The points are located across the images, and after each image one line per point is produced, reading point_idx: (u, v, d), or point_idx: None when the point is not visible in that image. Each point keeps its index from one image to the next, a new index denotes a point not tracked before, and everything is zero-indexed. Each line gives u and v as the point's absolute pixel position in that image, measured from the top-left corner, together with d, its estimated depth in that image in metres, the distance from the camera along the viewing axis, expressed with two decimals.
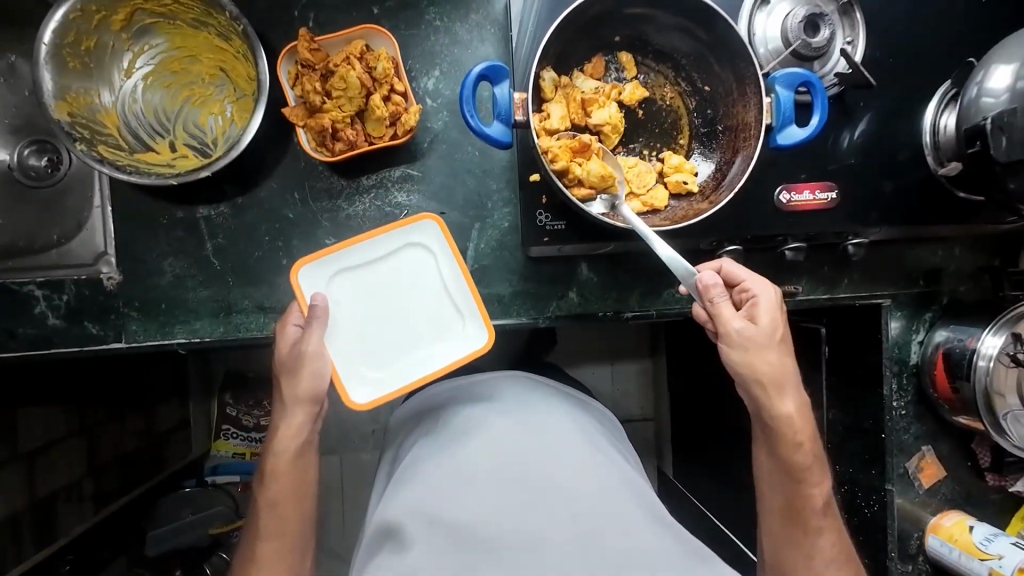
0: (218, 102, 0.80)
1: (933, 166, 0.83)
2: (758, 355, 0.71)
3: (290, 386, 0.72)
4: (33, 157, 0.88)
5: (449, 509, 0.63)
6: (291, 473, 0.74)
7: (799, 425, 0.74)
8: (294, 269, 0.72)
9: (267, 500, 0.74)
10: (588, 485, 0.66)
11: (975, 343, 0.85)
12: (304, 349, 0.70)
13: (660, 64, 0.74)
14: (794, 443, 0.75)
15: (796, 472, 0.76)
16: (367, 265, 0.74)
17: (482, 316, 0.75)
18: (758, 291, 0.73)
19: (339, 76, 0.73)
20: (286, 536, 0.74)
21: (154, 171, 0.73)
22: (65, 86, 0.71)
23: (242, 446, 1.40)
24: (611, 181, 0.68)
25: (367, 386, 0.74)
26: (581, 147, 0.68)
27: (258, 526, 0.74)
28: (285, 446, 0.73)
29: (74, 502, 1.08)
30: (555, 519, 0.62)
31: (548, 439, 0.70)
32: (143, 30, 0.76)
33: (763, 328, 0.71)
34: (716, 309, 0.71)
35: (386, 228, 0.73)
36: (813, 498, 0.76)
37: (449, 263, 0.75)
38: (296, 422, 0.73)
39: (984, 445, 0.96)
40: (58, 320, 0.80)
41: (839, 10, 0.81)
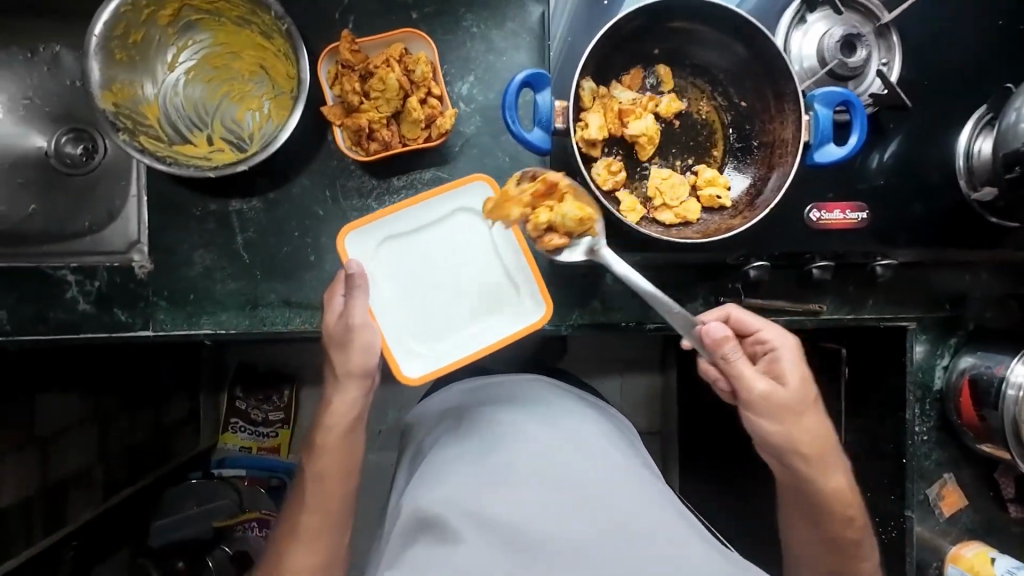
0: (256, 99, 0.82)
1: (965, 190, 0.82)
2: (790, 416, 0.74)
3: (341, 360, 0.74)
4: (70, 145, 0.90)
5: (489, 505, 0.62)
6: (339, 451, 0.77)
7: (847, 500, 0.79)
8: (341, 236, 0.74)
9: (314, 472, 0.77)
10: (627, 486, 0.66)
11: (1003, 371, 0.84)
12: (352, 321, 0.71)
13: (696, 78, 0.74)
14: (847, 520, 0.79)
15: (842, 551, 0.80)
16: (414, 233, 0.76)
17: (539, 289, 0.76)
18: (778, 343, 0.75)
19: (379, 78, 0.74)
20: (329, 510, 0.76)
21: (193, 163, 0.75)
22: (111, 77, 0.72)
23: (249, 440, 1.42)
24: (588, 222, 0.68)
25: (416, 360, 0.75)
26: (547, 188, 0.69)
27: (302, 497, 0.77)
28: (336, 421, 0.77)
29: (85, 490, 1.08)
30: (597, 522, 0.61)
31: (579, 441, 0.71)
32: (188, 26, 0.78)
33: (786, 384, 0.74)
34: (732, 362, 0.72)
35: (435, 192, 0.75)
36: (862, 570, 0.81)
37: (503, 235, 0.77)
38: (350, 396, 0.76)
39: (1007, 475, 0.95)
40: (88, 305, 0.81)
41: (875, 31, 0.80)
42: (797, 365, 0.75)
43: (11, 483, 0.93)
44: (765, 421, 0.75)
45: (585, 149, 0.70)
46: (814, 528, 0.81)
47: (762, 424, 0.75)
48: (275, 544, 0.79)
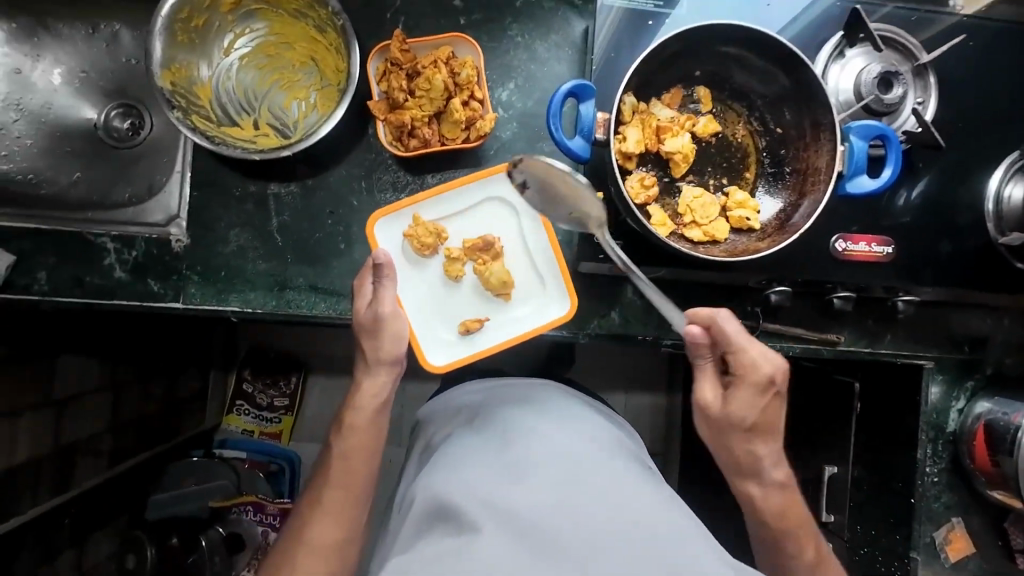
0: (304, 88, 0.84)
1: (992, 234, 0.82)
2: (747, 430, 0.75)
3: (372, 348, 0.75)
4: (118, 119, 0.94)
5: (506, 496, 0.61)
6: (367, 431, 0.78)
7: (780, 500, 0.79)
8: (371, 222, 0.76)
9: (340, 449, 0.77)
10: (648, 494, 0.64)
11: (1019, 419, 0.84)
12: (382, 312, 0.72)
13: (734, 102, 0.76)
14: (780, 512, 0.78)
15: (775, 543, 0.79)
16: (447, 220, 0.78)
17: (566, 284, 0.77)
18: (751, 371, 0.71)
19: (425, 77, 0.77)
20: (352, 488, 0.77)
21: (238, 145, 0.78)
22: (171, 57, 0.75)
23: (252, 424, 1.43)
24: (509, 287, 0.76)
25: (444, 349, 0.76)
26: (483, 244, 0.76)
27: (327, 473, 0.77)
28: (365, 402, 0.77)
29: (92, 457, 1.09)
30: (612, 514, 0.60)
31: (595, 446, 0.71)
32: (247, 15, 0.81)
33: (744, 408, 0.73)
34: (701, 370, 0.73)
35: (466, 180, 0.76)
36: (796, 566, 0.79)
37: (533, 227, 0.77)
38: (379, 381, 0.77)
39: (1019, 526, 0.93)
40: (124, 273, 0.83)
41: (913, 71, 0.82)
42: (763, 394, 0.72)
43: (25, 440, 0.95)
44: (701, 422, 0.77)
45: (621, 162, 0.72)
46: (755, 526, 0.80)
47: (719, 432, 0.76)
48: (294, 517, 0.79)
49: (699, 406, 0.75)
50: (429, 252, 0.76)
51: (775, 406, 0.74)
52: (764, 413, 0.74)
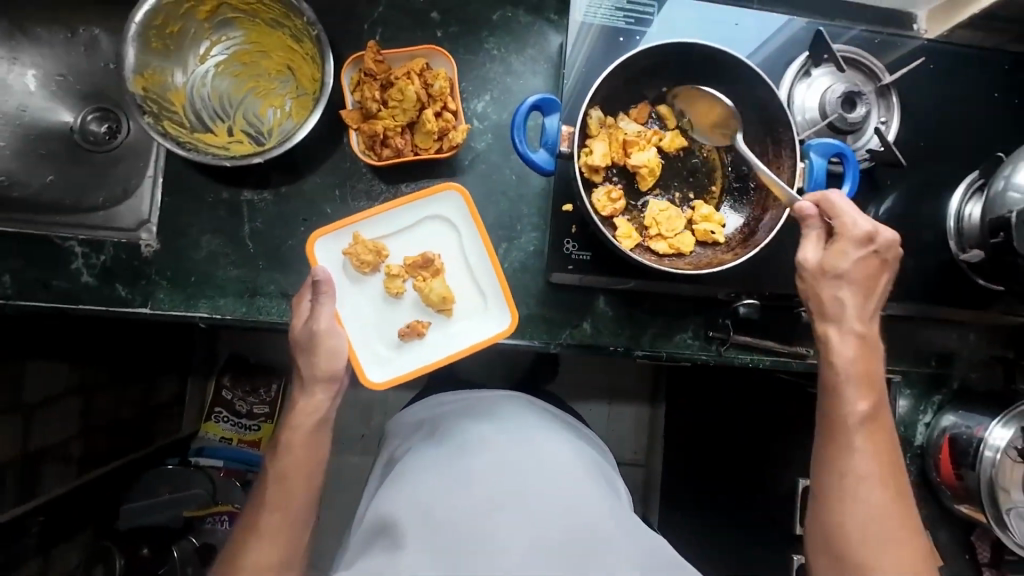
0: (279, 97, 0.85)
1: (954, 251, 0.84)
2: (843, 289, 0.68)
3: (308, 365, 0.75)
4: (95, 123, 0.94)
5: (443, 512, 0.65)
6: (304, 448, 0.77)
7: (855, 351, 0.69)
8: (310, 241, 0.77)
9: (277, 470, 0.77)
10: (586, 510, 0.67)
11: (982, 433, 0.84)
12: (316, 329, 0.73)
13: (702, 118, 0.77)
14: (853, 361, 0.69)
15: (834, 388, 0.69)
16: (389, 238, 0.79)
17: (506, 300, 0.78)
18: (851, 223, 0.67)
19: (398, 88, 0.78)
20: (288, 509, 0.76)
21: (210, 151, 0.78)
22: (144, 63, 0.76)
23: (230, 431, 1.39)
24: (450, 302, 0.77)
25: (382, 365, 0.77)
26: (421, 262, 0.77)
27: (263, 495, 0.77)
28: (301, 421, 0.77)
29: (60, 463, 1.06)
30: (542, 537, 0.63)
31: (546, 457, 0.72)
32: (223, 23, 0.82)
33: (844, 263, 0.67)
34: (806, 236, 0.70)
35: (406, 198, 0.77)
36: (852, 417, 0.68)
37: (472, 242, 0.79)
38: (317, 399, 0.77)
39: (984, 539, 0.94)
40: (91, 278, 0.82)
41: (877, 91, 0.84)
42: (862, 245, 0.67)
43: None
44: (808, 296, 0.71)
45: (587, 175, 0.73)
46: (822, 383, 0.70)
47: (815, 297, 0.70)
48: (229, 546, 0.77)
49: (801, 267, 0.70)
50: (369, 270, 0.77)
51: (871, 264, 0.68)
52: (862, 268, 0.68)
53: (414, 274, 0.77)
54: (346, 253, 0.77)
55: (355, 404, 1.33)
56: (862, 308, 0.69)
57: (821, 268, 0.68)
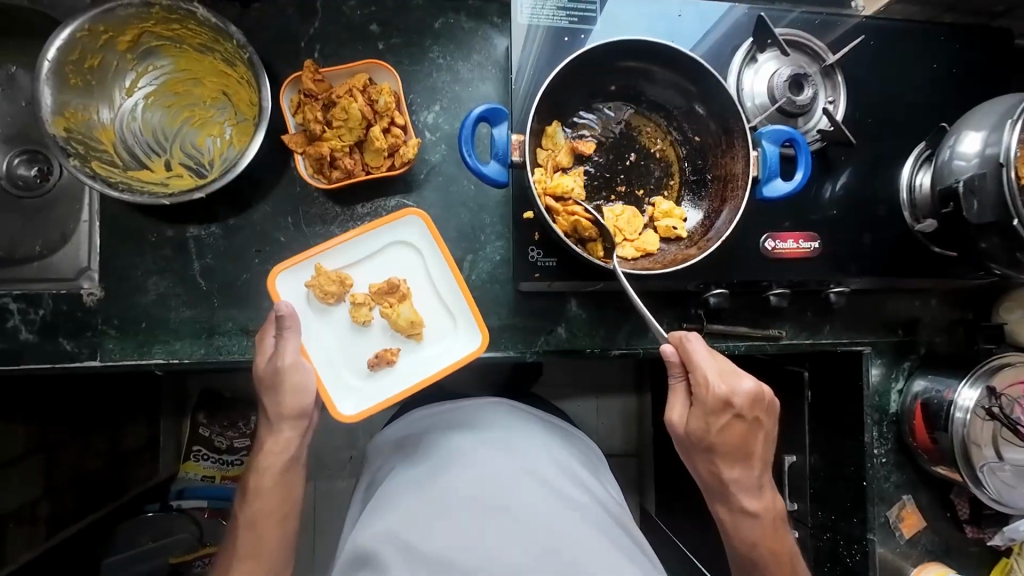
0: (218, 125, 0.81)
1: (910, 222, 0.86)
2: (703, 453, 0.76)
3: (274, 402, 0.73)
4: (22, 166, 0.88)
5: (426, 539, 0.62)
6: (274, 492, 0.75)
7: (761, 526, 0.79)
8: (272, 275, 0.73)
9: (247, 517, 0.75)
10: (569, 521, 0.66)
11: (952, 395, 0.87)
12: (281, 364, 0.71)
13: (653, 113, 0.77)
14: (754, 541, 0.80)
15: (751, 563, 0.81)
16: (352, 267, 0.76)
17: (476, 321, 0.76)
18: (706, 386, 0.71)
19: (341, 107, 0.75)
20: (261, 557, 0.74)
21: (147, 189, 0.73)
22: (64, 102, 0.71)
23: (212, 469, 1.31)
24: (418, 326, 0.74)
25: (353, 396, 0.74)
26: (387, 289, 0.75)
27: (235, 544, 0.75)
28: (270, 462, 0.75)
29: (27, 526, 1.01)
30: (528, 550, 0.62)
31: (523, 464, 0.71)
32: (148, 52, 0.77)
33: (705, 431, 0.74)
34: (671, 388, 0.76)
35: (369, 227, 0.75)
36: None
37: (436, 261, 0.77)
38: (283, 437, 0.75)
39: (962, 496, 0.96)
40: (31, 334, 0.77)
41: (822, 72, 0.85)
42: (719, 413, 0.72)
43: None
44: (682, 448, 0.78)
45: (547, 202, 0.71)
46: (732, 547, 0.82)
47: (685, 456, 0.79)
48: None
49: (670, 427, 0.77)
50: (333, 300, 0.74)
51: (740, 429, 0.74)
52: (728, 436, 0.74)
53: (382, 302, 0.75)
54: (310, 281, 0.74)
55: (337, 429, 1.28)
56: (738, 483, 0.78)
57: (685, 432, 0.75)
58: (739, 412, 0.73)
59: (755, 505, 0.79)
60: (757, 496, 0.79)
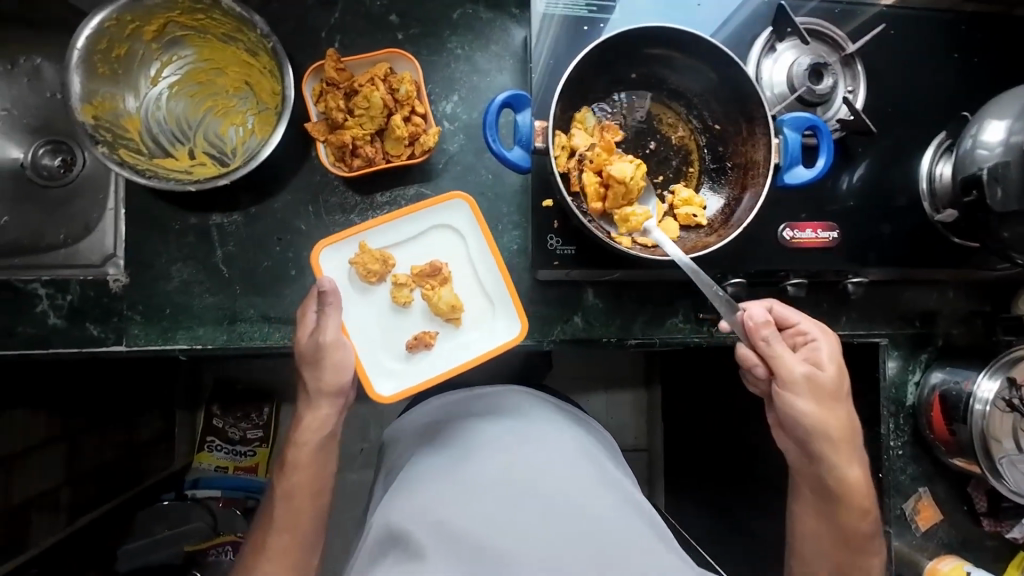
0: (240, 114, 0.82)
1: (929, 212, 0.85)
2: (816, 404, 0.75)
3: (314, 378, 0.73)
4: (47, 156, 0.90)
5: (459, 519, 0.62)
6: (312, 467, 0.77)
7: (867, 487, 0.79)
8: (316, 250, 0.74)
9: (284, 489, 0.76)
10: (597, 504, 0.66)
11: (971, 387, 0.86)
12: (323, 341, 0.71)
13: (673, 102, 0.77)
14: (865, 508, 0.78)
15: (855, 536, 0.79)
16: (395, 246, 0.77)
17: (516, 308, 0.76)
18: (816, 334, 0.76)
19: (363, 96, 0.75)
20: (299, 529, 0.76)
21: (172, 177, 0.74)
22: (92, 90, 0.72)
23: (225, 459, 1.35)
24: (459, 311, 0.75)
25: (392, 378, 0.75)
26: (431, 270, 0.75)
27: (272, 513, 0.76)
28: (306, 438, 0.76)
29: (47, 512, 1.01)
30: (562, 530, 0.62)
31: (550, 450, 0.72)
32: (173, 42, 0.78)
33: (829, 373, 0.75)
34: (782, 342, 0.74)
35: (415, 206, 0.75)
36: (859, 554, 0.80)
37: (477, 244, 0.77)
38: (321, 415, 0.76)
39: (979, 489, 0.96)
40: (59, 320, 0.78)
41: (841, 61, 0.85)
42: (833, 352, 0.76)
43: None
44: (808, 404, 0.74)
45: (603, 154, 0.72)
46: (825, 520, 0.80)
47: (790, 410, 0.75)
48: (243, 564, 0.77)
49: (785, 376, 0.74)
50: (375, 279, 0.75)
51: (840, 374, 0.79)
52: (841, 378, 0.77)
53: (425, 285, 0.76)
54: (354, 257, 0.75)
55: (350, 420, 1.30)
56: (851, 432, 0.76)
57: (812, 378, 0.74)
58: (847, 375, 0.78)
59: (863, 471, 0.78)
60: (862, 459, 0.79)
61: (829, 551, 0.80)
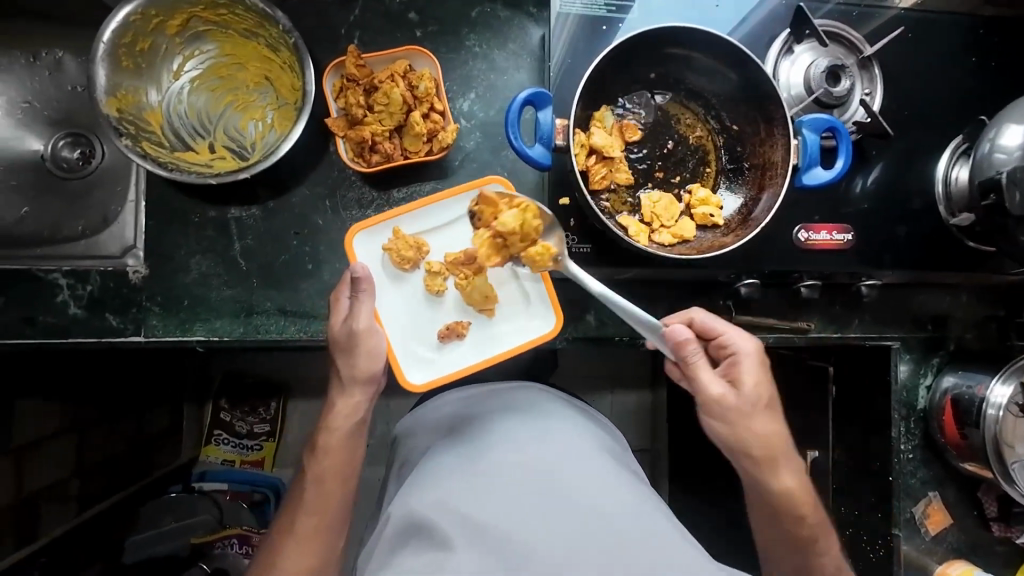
0: (260, 109, 0.83)
1: (944, 216, 0.86)
2: (732, 423, 0.76)
3: (347, 364, 0.75)
4: (66, 149, 0.91)
5: (482, 509, 0.62)
6: (342, 452, 0.78)
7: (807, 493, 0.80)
8: (350, 235, 0.75)
9: (315, 472, 0.77)
10: (619, 495, 0.66)
11: (983, 391, 0.86)
12: (356, 328, 0.72)
13: (691, 102, 0.78)
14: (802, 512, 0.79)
15: (803, 540, 0.79)
16: (430, 233, 0.77)
17: (551, 303, 0.77)
18: (741, 348, 0.75)
19: (383, 92, 0.76)
20: (328, 513, 0.76)
21: (194, 170, 0.75)
22: (117, 83, 0.73)
23: (231, 453, 1.37)
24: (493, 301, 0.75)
25: (422, 366, 0.76)
26: (465, 259, 0.75)
27: (302, 497, 0.77)
28: (339, 423, 0.77)
29: (57, 503, 1.02)
30: (586, 519, 0.62)
31: (568, 443, 0.73)
32: (196, 36, 0.79)
33: (750, 389, 0.75)
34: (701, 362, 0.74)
35: (451, 193, 0.76)
36: (825, 566, 0.80)
37: None
38: (353, 401, 0.77)
39: (990, 494, 0.96)
40: (79, 310, 0.79)
41: (859, 63, 0.85)
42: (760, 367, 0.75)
43: None
44: (722, 421, 0.76)
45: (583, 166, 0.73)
46: (772, 531, 0.81)
47: (707, 427, 0.78)
48: (269, 545, 0.78)
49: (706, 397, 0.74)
50: (410, 266, 0.76)
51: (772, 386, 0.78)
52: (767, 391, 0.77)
53: (460, 272, 0.76)
54: (391, 241, 0.75)
55: None
56: (774, 447, 0.77)
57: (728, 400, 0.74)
58: (773, 380, 0.77)
59: (796, 480, 0.79)
60: (798, 468, 0.80)
61: (784, 555, 0.81)
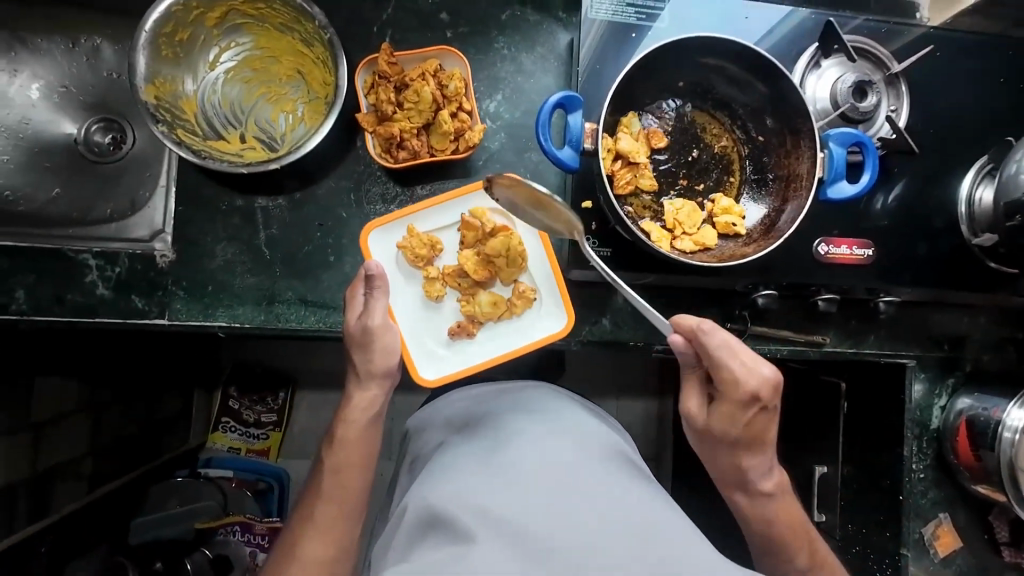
0: (291, 102, 0.85)
1: (967, 235, 0.85)
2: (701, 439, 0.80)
3: (362, 359, 0.76)
4: (98, 133, 0.93)
5: (498, 503, 0.61)
6: (359, 443, 0.79)
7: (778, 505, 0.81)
8: (365, 233, 0.76)
9: (332, 463, 0.78)
10: (634, 493, 0.65)
11: (999, 414, 0.85)
12: (371, 325, 0.73)
13: (717, 111, 0.78)
14: (771, 519, 0.81)
15: (774, 546, 0.82)
16: (444, 233, 0.79)
17: (564, 303, 0.78)
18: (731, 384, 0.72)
19: (413, 90, 0.77)
20: (346, 502, 0.78)
21: (226, 158, 0.77)
22: (156, 71, 0.75)
23: (238, 441, 1.39)
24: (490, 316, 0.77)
25: (434, 362, 0.77)
26: (463, 272, 0.77)
27: (319, 486, 0.78)
28: (356, 416, 0.79)
29: (71, 481, 1.01)
30: (602, 514, 0.61)
31: (580, 443, 0.73)
32: (232, 29, 0.81)
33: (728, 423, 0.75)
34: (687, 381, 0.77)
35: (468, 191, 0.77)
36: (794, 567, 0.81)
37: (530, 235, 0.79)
38: (370, 395, 0.78)
39: (1001, 519, 0.95)
40: (106, 291, 0.81)
41: (886, 80, 0.85)
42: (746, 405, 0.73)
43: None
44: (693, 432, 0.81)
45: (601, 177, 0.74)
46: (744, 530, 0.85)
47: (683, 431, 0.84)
48: (288, 532, 0.79)
49: (683, 418, 0.80)
50: (423, 263, 0.77)
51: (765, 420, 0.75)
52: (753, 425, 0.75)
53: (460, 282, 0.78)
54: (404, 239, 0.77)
55: None
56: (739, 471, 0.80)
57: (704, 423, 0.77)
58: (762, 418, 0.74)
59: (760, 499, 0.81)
60: (770, 487, 0.81)
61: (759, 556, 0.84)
